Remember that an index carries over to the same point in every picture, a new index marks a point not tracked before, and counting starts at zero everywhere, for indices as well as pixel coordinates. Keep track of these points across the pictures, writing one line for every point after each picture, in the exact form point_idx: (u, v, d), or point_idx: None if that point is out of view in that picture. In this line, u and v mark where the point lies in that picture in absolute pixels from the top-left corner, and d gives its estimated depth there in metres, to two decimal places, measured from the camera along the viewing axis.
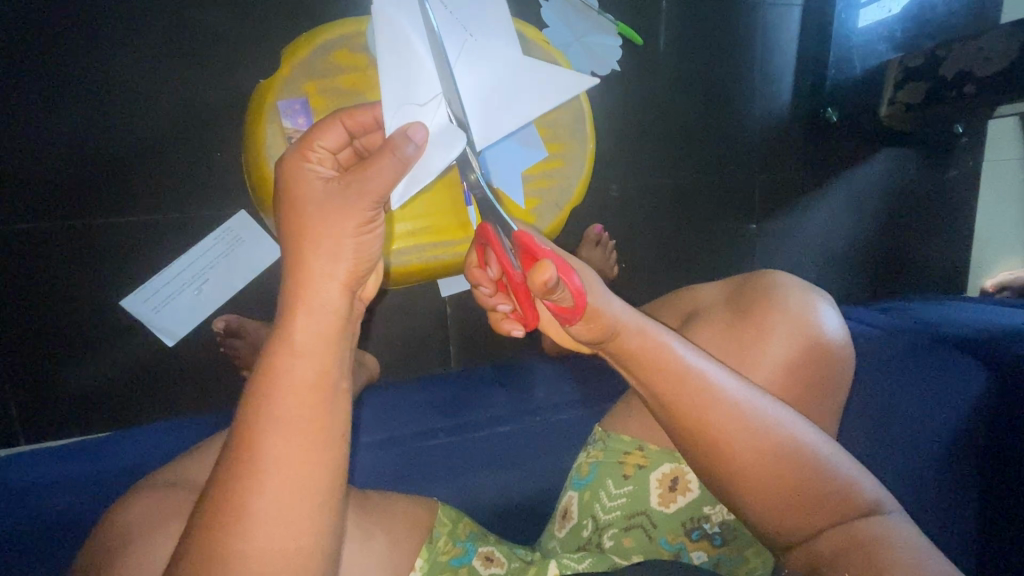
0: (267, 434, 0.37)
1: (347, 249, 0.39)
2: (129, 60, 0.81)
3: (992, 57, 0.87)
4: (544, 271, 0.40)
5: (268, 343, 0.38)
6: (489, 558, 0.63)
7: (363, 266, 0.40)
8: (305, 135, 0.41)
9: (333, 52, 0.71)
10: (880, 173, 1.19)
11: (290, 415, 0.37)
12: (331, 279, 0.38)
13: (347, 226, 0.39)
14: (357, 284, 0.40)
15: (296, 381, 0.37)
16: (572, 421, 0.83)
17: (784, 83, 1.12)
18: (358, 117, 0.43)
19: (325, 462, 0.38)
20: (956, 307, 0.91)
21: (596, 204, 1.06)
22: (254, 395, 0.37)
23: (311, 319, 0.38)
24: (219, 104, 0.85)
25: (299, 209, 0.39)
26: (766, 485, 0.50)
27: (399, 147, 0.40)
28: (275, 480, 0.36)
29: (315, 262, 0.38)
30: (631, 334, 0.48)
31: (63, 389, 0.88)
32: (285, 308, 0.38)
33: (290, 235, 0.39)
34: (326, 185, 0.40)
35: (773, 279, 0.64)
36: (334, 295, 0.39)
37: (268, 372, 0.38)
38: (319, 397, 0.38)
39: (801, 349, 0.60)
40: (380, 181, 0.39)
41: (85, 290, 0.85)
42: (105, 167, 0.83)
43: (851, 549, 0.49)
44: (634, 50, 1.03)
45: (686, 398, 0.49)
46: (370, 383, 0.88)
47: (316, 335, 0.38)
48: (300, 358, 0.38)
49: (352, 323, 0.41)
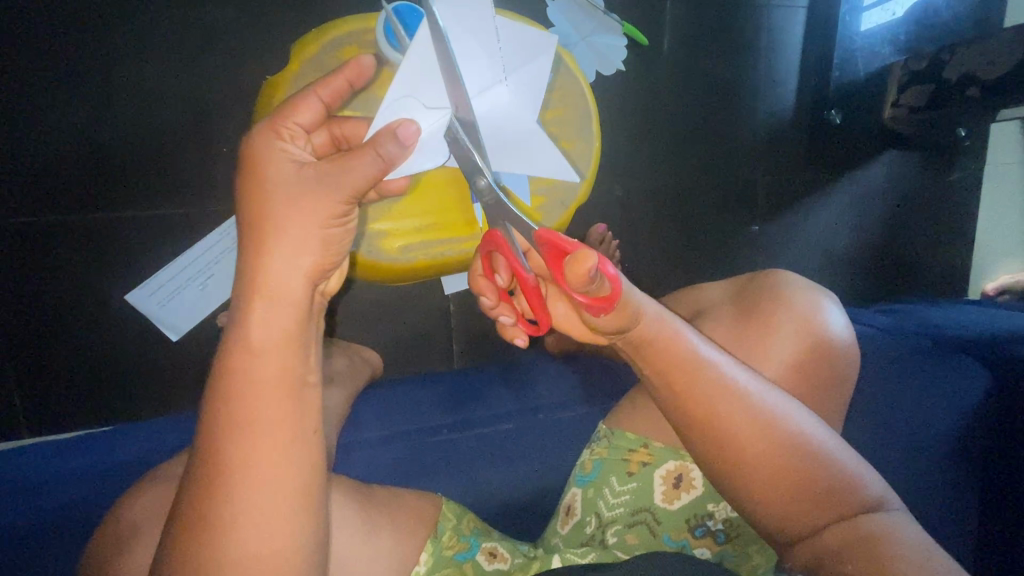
0: (231, 432, 0.37)
1: (312, 241, 0.39)
2: (138, 55, 0.82)
3: (996, 60, 0.88)
4: (585, 260, 0.41)
5: (225, 341, 0.38)
6: (493, 553, 0.63)
7: (328, 260, 0.40)
8: (280, 110, 0.41)
9: (342, 48, 0.72)
10: (883, 175, 1.19)
11: (252, 414, 0.38)
12: (295, 272, 0.38)
13: (316, 218, 0.39)
14: (320, 277, 0.40)
15: (255, 380, 0.38)
16: (575, 418, 0.83)
17: (788, 84, 1.12)
18: (331, 87, 0.43)
19: (291, 459, 0.38)
20: (959, 309, 0.91)
21: (600, 203, 1.06)
22: (221, 389, 0.38)
23: (269, 316, 0.38)
24: (226, 99, 0.85)
25: (266, 194, 0.39)
26: (772, 479, 0.50)
27: (382, 144, 0.40)
28: (243, 478, 0.37)
29: (278, 254, 0.38)
30: (651, 324, 0.48)
31: (66, 383, 0.88)
32: (244, 301, 0.38)
33: (252, 224, 0.39)
34: (298, 171, 0.39)
35: (778, 278, 0.64)
36: (295, 287, 0.39)
37: (230, 366, 0.38)
38: (285, 391, 0.38)
39: (806, 348, 0.60)
40: (359, 176, 0.39)
41: (89, 284, 0.86)
42: (111, 161, 0.83)
43: (855, 543, 0.50)
44: (640, 50, 1.03)
45: (699, 390, 0.49)
46: (372, 379, 0.89)
47: (274, 331, 0.38)
48: (259, 353, 0.38)
49: (313, 317, 0.40)
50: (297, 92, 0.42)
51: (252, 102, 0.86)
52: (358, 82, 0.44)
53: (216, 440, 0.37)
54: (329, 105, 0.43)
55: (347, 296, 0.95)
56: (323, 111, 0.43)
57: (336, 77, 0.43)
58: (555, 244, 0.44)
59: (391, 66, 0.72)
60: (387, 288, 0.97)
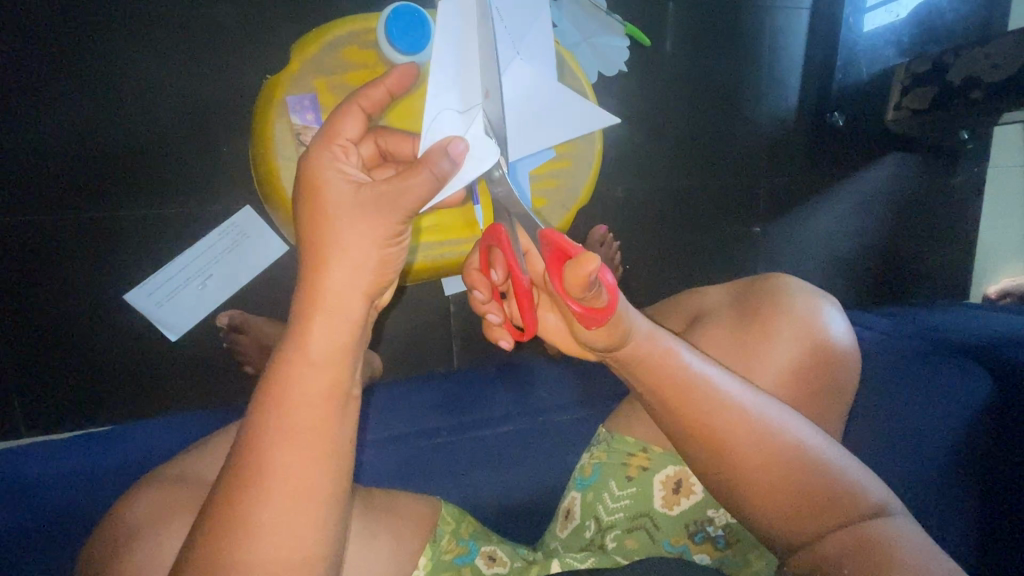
0: (276, 442, 0.37)
1: (371, 260, 0.39)
2: (138, 53, 0.81)
3: (1001, 63, 0.87)
4: (586, 267, 0.40)
5: (280, 352, 0.39)
6: (492, 557, 0.62)
7: (383, 279, 0.40)
8: (327, 124, 0.42)
9: (343, 49, 0.71)
10: (886, 178, 1.19)
11: (296, 425, 0.37)
12: (354, 290, 0.39)
13: (375, 239, 0.39)
14: (375, 294, 0.40)
15: (308, 391, 0.38)
16: (575, 421, 0.83)
17: (791, 86, 1.12)
18: (374, 98, 0.44)
19: (329, 472, 0.38)
20: (959, 313, 0.91)
21: (601, 205, 1.06)
22: (264, 402, 0.37)
23: (328, 331, 0.38)
24: (225, 99, 0.85)
25: (326, 213, 0.39)
26: (772, 490, 0.50)
27: (434, 162, 0.40)
28: (280, 488, 0.36)
29: (337, 270, 0.38)
30: (642, 340, 0.48)
31: (67, 382, 0.88)
32: (301, 316, 0.38)
33: (313, 240, 0.39)
34: (357, 191, 0.39)
35: (779, 282, 0.64)
36: (353, 304, 0.39)
37: (281, 380, 0.38)
38: (334, 405, 0.38)
39: (807, 352, 0.60)
40: (414, 197, 0.39)
41: (90, 283, 0.85)
42: (109, 160, 0.83)
43: (856, 550, 0.49)
44: (642, 51, 1.02)
45: (697, 402, 0.49)
46: (372, 381, 0.88)
47: (329, 347, 0.38)
48: (313, 366, 0.38)
49: (365, 333, 0.41)
50: (341, 105, 0.43)
51: (253, 101, 0.86)
52: (399, 91, 0.45)
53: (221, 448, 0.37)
54: (371, 115, 0.44)
55: None
56: (365, 121, 0.43)
57: (377, 87, 0.44)
58: (559, 247, 0.44)
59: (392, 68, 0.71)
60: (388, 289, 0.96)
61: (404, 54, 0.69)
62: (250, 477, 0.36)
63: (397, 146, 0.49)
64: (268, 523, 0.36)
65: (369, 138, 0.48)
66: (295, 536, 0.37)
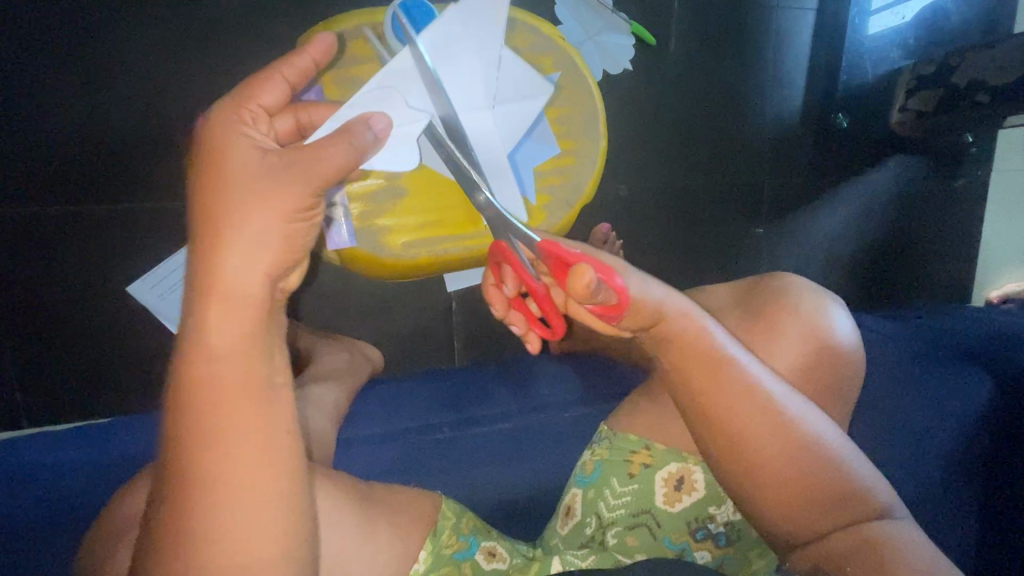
0: (192, 429, 0.35)
1: (276, 236, 0.36)
2: (141, 43, 0.81)
3: (1006, 66, 0.87)
4: (585, 273, 0.39)
5: (180, 337, 0.36)
6: (491, 553, 0.63)
7: (288, 257, 0.37)
8: (243, 90, 0.41)
9: (349, 44, 0.71)
10: (891, 179, 1.18)
11: (210, 414, 0.35)
12: (253, 269, 0.36)
13: (281, 212, 0.36)
14: (280, 276, 0.37)
15: (212, 382, 0.35)
16: (576, 418, 0.83)
17: (796, 87, 1.12)
18: (296, 68, 0.43)
19: (269, 461, 0.36)
20: (963, 315, 0.91)
21: (604, 204, 1.06)
22: (189, 399, 0.35)
23: (225, 316, 0.35)
24: (229, 93, 0.85)
25: (229, 183, 0.36)
26: (782, 482, 0.50)
27: (357, 135, 0.41)
28: (214, 476, 0.35)
29: (233, 250, 0.35)
30: (676, 318, 0.47)
31: (64, 373, 0.88)
32: (195, 301, 0.35)
33: (207, 212, 0.36)
34: (267, 159, 0.37)
35: (786, 282, 0.64)
36: (250, 286, 0.36)
37: (186, 376, 0.35)
38: (251, 396, 0.36)
39: (814, 349, 0.59)
40: (331, 164, 0.39)
41: (90, 274, 0.85)
42: (111, 153, 0.83)
43: (861, 549, 0.50)
44: (647, 50, 1.02)
45: (720, 386, 0.49)
46: (373, 377, 0.90)
47: (230, 334, 0.35)
48: (216, 355, 0.35)
49: (274, 318, 0.38)
50: (257, 74, 0.42)
51: None
52: (322, 62, 0.45)
53: (168, 436, 0.36)
54: (294, 87, 0.43)
55: (349, 292, 0.95)
56: (288, 92, 0.42)
57: (298, 56, 0.43)
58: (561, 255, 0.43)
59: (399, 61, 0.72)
60: (387, 284, 0.96)
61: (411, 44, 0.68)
62: (205, 468, 0.35)
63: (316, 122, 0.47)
64: (242, 513, 0.35)
65: (287, 113, 0.45)
66: (264, 531, 0.36)
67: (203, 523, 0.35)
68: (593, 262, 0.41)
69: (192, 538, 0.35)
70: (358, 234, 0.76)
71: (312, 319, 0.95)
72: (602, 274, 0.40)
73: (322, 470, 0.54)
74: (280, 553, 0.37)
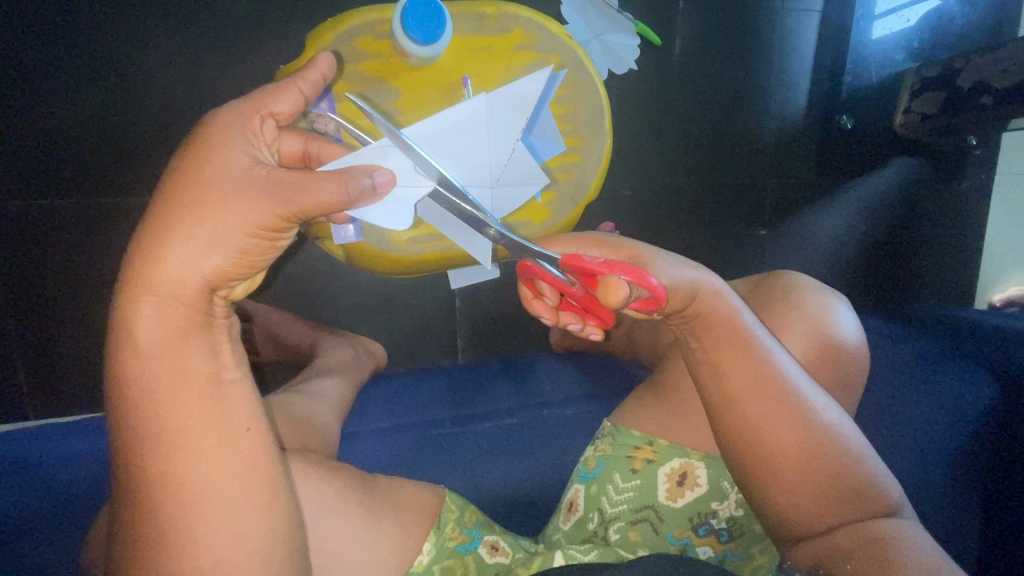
0: (143, 418, 0.35)
1: (231, 243, 0.35)
2: (149, 37, 0.82)
3: (1012, 68, 0.86)
4: (616, 287, 0.41)
5: (113, 326, 0.35)
6: (495, 547, 0.64)
7: (237, 271, 0.37)
8: (261, 93, 0.41)
9: (358, 38, 0.71)
10: (895, 181, 1.18)
11: (148, 409, 0.35)
12: (194, 271, 0.35)
13: (243, 223, 0.35)
14: (222, 284, 0.36)
15: (150, 377, 0.35)
16: (578, 415, 0.83)
17: (800, 89, 1.12)
18: (313, 83, 0.43)
19: (234, 453, 0.37)
20: (968, 314, 0.90)
21: (608, 203, 1.06)
22: (138, 392, 0.35)
23: (160, 311, 0.35)
24: (237, 88, 0.85)
25: (199, 178, 0.36)
26: (796, 469, 0.51)
27: (356, 179, 0.40)
28: (181, 466, 0.36)
29: (178, 248, 0.34)
30: (708, 295, 0.48)
31: (65, 363, 0.87)
32: (126, 291, 0.35)
33: (164, 204, 0.35)
34: (252, 169, 0.37)
35: (792, 279, 0.64)
36: (189, 287, 0.35)
37: (125, 366, 0.35)
38: (198, 391, 0.36)
39: (822, 345, 0.60)
40: (314, 199, 0.38)
41: (95, 265, 0.85)
42: (118, 147, 0.83)
43: (864, 546, 0.51)
44: (652, 50, 1.03)
45: (741, 366, 0.50)
46: (377, 373, 0.91)
47: (160, 330, 0.35)
48: (144, 351, 0.35)
49: (217, 322, 0.38)
50: (278, 82, 0.42)
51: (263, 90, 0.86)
52: (331, 77, 0.44)
53: (130, 424, 0.36)
54: (308, 100, 0.43)
55: (353, 287, 0.96)
56: (301, 104, 0.42)
57: (314, 70, 0.43)
58: (587, 267, 0.43)
59: (404, 56, 0.73)
60: (391, 280, 0.97)
61: (420, 43, 0.69)
62: (164, 451, 0.36)
63: (325, 154, 0.46)
64: (216, 501, 0.37)
65: (297, 137, 0.45)
66: (247, 518, 0.38)
67: (204, 505, 0.36)
68: (621, 268, 0.42)
69: (181, 520, 0.36)
70: (365, 229, 0.76)
71: (316, 314, 0.95)
72: (632, 279, 0.41)
73: (324, 462, 0.55)
74: (259, 537, 0.38)
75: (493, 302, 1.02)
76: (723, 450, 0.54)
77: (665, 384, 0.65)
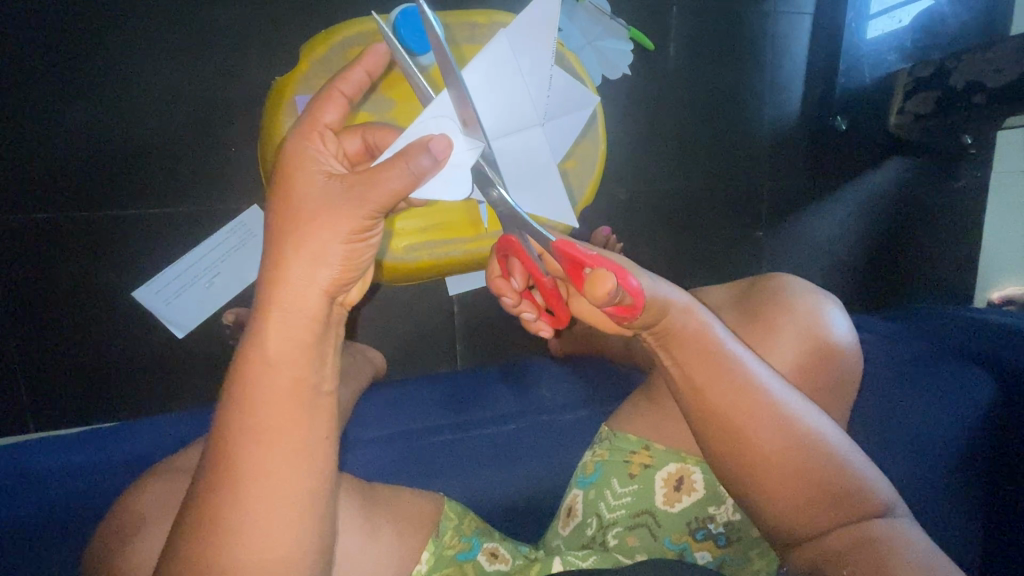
0: (241, 434, 0.38)
1: (333, 252, 0.37)
2: (145, 51, 0.82)
3: (1003, 67, 0.86)
4: (604, 280, 0.40)
5: (242, 351, 0.39)
6: (494, 554, 0.63)
7: (350, 274, 0.39)
8: (308, 109, 0.41)
9: (349, 49, 0.72)
10: (888, 180, 1.19)
11: (260, 421, 0.38)
12: (312, 286, 0.37)
13: (336, 233, 0.37)
14: (338, 292, 0.39)
15: (274, 389, 0.38)
16: (577, 421, 0.83)
17: (794, 90, 1.13)
18: (353, 83, 0.43)
19: (255, 464, 0.38)
20: (967, 312, 0.90)
21: (605, 208, 1.06)
22: (233, 409, 0.38)
23: (285, 328, 0.37)
24: (232, 100, 0.86)
25: (289, 204, 0.38)
26: (779, 481, 0.51)
27: (412, 157, 0.38)
28: (241, 477, 0.38)
29: (295, 267, 0.37)
30: (678, 313, 0.49)
31: (63, 376, 0.87)
32: (257, 313, 0.38)
33: (273, 233, 0.38)
34: (326, 182, 0.39)
35: (781, 282, 0.64)
36: (310, 302, 0.38)
37: (243, 383, 0.38)
38: (302, 400, 0.39)
39: (811, 349, 0.60)
40: (383, 189, 0.37)
41: (94, 279, 0.86)
42: (113, 161, 0.84)
43: (856, 549, 0.51)
44: (645, 55, 1.03)
45: (724, 381, 0.50)
46: (376, 379, 0.90)
47: (290, 344, 0.38)
48: (270, 367, 0.38)
49: (330, 332, 0.40)
50: (320, 92, 0.42)
51: (256, 100, 0.87)
52: (375, 72, 0.45)
53: None
54: (351, 100, 0.44)
55: None
56: (346, 104, 0.43)
57: (353, 73, 0.44)
58: (574, 256, 0.43)
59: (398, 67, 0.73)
60: (391, 288, 0.97)
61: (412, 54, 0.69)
62: None
63: (382, 140, 0.47)
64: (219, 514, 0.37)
65: (355, 132, 0.46)
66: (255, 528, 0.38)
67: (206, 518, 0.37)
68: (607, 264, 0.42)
69: None
70: None
71: None
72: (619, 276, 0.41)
73: None
74: (264, 550, 0.38)
75: (491, 307, 1.02)
76: (710, 462, 0.55)
77: (660, 389, 0.65)
